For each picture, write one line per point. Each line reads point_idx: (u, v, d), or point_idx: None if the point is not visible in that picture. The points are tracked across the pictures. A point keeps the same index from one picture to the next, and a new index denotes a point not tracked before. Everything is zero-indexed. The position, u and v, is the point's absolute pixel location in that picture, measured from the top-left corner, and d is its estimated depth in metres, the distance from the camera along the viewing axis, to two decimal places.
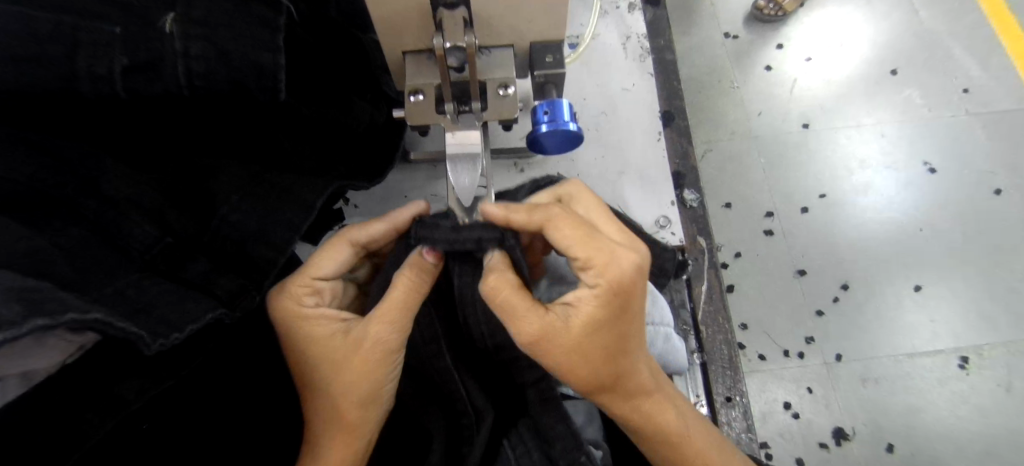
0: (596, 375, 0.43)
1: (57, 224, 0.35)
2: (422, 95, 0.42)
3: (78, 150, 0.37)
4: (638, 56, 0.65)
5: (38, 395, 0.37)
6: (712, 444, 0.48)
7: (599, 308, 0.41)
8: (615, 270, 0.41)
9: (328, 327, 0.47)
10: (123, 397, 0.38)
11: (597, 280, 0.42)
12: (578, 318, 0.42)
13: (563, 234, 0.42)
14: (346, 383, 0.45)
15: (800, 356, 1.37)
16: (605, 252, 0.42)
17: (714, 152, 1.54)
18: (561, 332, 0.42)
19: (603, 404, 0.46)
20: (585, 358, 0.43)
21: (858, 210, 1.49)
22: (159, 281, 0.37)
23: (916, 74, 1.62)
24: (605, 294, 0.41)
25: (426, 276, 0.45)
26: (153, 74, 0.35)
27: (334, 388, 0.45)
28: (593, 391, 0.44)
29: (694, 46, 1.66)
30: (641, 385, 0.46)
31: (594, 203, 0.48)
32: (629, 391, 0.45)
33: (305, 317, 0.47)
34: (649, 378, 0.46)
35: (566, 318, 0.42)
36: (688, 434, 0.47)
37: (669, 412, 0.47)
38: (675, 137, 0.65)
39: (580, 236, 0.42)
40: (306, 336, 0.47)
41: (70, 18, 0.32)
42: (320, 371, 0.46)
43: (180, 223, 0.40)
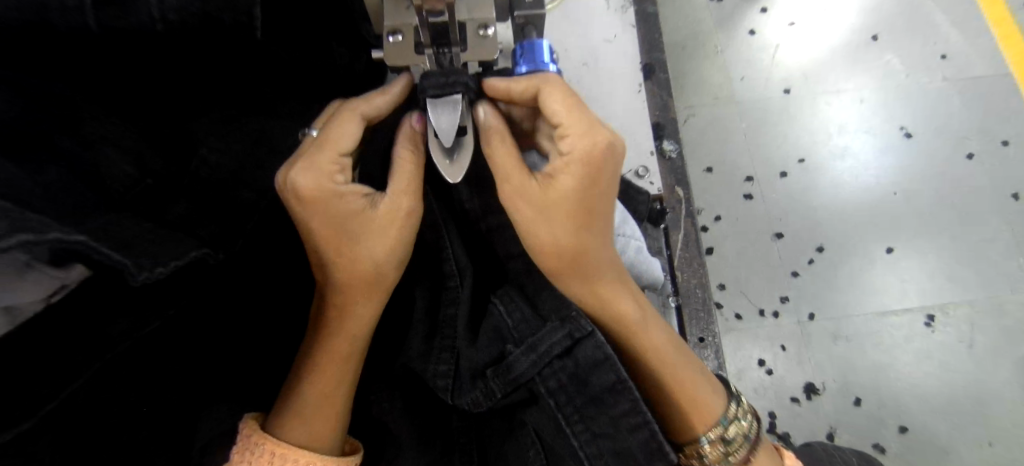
0: (560, 247, 0.46)
1: (33, 159, 0.34)
2: (401, 36, 0.42)
3: (51, 86, 0.35)
4: (620, 8, 0.65)
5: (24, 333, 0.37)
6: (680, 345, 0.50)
7: (568, 178, 0.44)
8: (588, 144, 0.43)
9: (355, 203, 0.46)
10: (112, 334, 0.38)
11: (570, 150, 0.43)
12: (548, 186, 0.45)
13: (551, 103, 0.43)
14: (381, 257, 0.47)
15: (775, 315, 1.42)
16: (583, 126, 0.43)
17: (696, 117, 1.56)
18: (530, 194, 0.44)
19: (562, 280, 0.48)
20: (548, 223, 0.45)
21: (836, 174, 1.52)
22: (139, 219, 0.37)
23: (897, 39, 1.63)
24: (576, 166, 0.44)
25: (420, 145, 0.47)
26: (124, 8, 0.32)
27: (369, 260, 0.47)
28: (553, 263, 0.47)
29: (679, 10, 1.65)
30: (602, 267, 0.48)
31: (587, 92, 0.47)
32: (590, 268, 0.47)
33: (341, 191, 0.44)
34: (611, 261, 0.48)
35: (537, 186, 0.45)
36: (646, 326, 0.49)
37: (627, 299, 0.49)
38: (656, 89, 0.66)
39: (565, 106, 0.43)
40: (339, 208, 0.45)
41: None
42: (359, 242, 0.46)
43: (159, 166, 0.40)
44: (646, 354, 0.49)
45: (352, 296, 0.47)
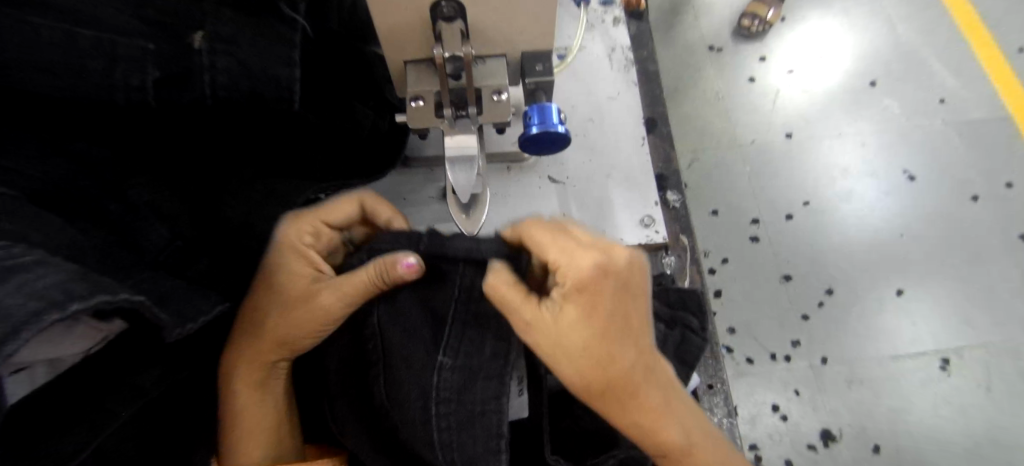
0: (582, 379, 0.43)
1: (83, 223, 0.37)
2: (422, 101, 0.45)
3: (103, 156, 0.39)
4: (622, 67, 0.70)
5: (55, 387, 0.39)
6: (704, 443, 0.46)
7: (573, 307, 0.42)
8: (579, 269, 0.43)
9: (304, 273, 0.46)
10: (141, 385, 0.41)
11: (563, 280, 0.43)
12: (560, 316, 0.43)
13: (538, 240, 0.45)
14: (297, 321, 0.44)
15: (787, 359, 1.41)
16: (567, 253, 0.44)
17: (700, 161, 1.60)
18: (544, 327, 0.43)
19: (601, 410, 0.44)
20: (569, 356, 0.43)
21: (842, 217, 1.54)
22: (172, 277, 0.39)
23: (894, 86, 1.68)
24: (575, 293, 0.43)
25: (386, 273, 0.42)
26: (182, 85, 0.36)
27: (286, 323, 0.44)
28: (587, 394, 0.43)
29: (680, 60, 1.72)
30: (637, 392, 0.43)
31: (563, 226, 0.46)
32: (623, 396, 0.43)
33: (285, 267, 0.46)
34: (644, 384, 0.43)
35: (550, 316, 0.43)
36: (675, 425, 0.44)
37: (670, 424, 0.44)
38: (659, 142, 0.69)
39: (549, 240, 0.44)
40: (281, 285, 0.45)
41: (111, 34, 0.33)
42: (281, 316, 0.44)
43: (191, 229, 0.43)
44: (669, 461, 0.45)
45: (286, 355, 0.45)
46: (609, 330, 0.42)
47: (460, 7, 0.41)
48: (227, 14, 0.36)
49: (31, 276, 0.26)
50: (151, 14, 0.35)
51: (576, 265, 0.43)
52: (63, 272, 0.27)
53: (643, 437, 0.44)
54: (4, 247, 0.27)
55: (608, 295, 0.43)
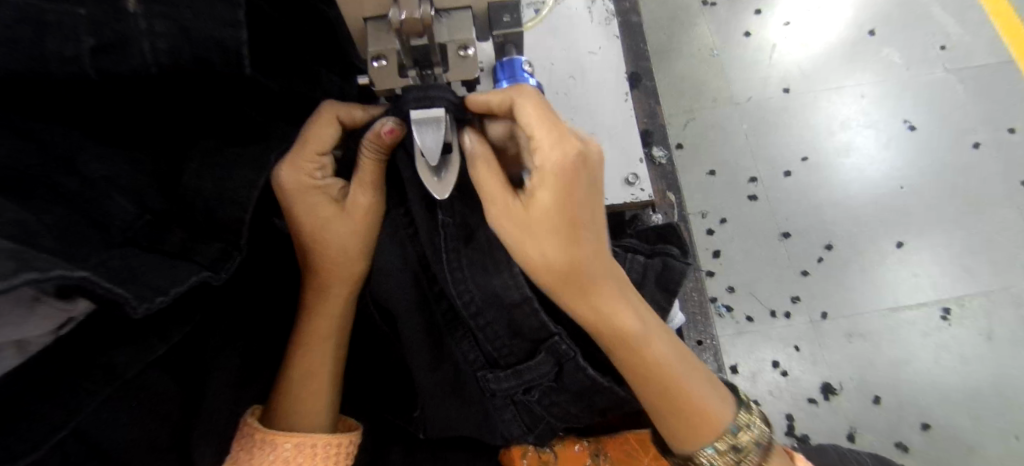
0: (547, 258, 0.47)
1: (37, 201, 0.35)
2: (384, 60, 0.43)
3: (54, 129, 0.38)
4: (603, 20, 0.67)
5: (28, 368, 0.38)
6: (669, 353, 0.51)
7: (546, 192, 0.45)
8: (560, 153, 0.44)
9: (324, 197, 0.50)
10: (118, 363, 0.40)
11: (542, 166, 0.45)
12: (530, 205, 0.46)
13: (526, 112, 0.44)
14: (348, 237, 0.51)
15: (787, 316, 1.41)
16: (554, 134, 0.45)
17: (695, 121, 1.56)
18: (515, 215, 0.46)
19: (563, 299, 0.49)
20: (536, 241, 0.47)
21: (842, 171, 1.51)
22: (142, 253, 0.38)
23: (894, 33, 1.63)
24: (551, 177, 0.45)
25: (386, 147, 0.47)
26: (119, 54, 0.34)
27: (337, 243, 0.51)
28: (548, 279, 0.48)
29: (673, 16, 1.66)
30: (599, 280, 0.48)
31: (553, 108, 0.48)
32: (585, 282, 0.48)
33: (311, 191, 0.49)
34: (603, 273, 0.48)
35: (521, 206, 0.47)
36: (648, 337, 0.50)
37: (630, 315, 0.49)
38: (643, 97, 0.67)
39: (537, 115, 0.44)
40: (308, 206, 0.50)
41: (36, 1, 0.31)
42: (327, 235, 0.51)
43: (157, 202, 0.41)
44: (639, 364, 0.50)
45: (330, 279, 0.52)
46: (578, 215, 0.47)
47: None
48: None
49: None
50: None
51: (551, 157, 0.45)
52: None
53: (604, 328, 0.49)
54: None
55: (583, 188, 0.46)
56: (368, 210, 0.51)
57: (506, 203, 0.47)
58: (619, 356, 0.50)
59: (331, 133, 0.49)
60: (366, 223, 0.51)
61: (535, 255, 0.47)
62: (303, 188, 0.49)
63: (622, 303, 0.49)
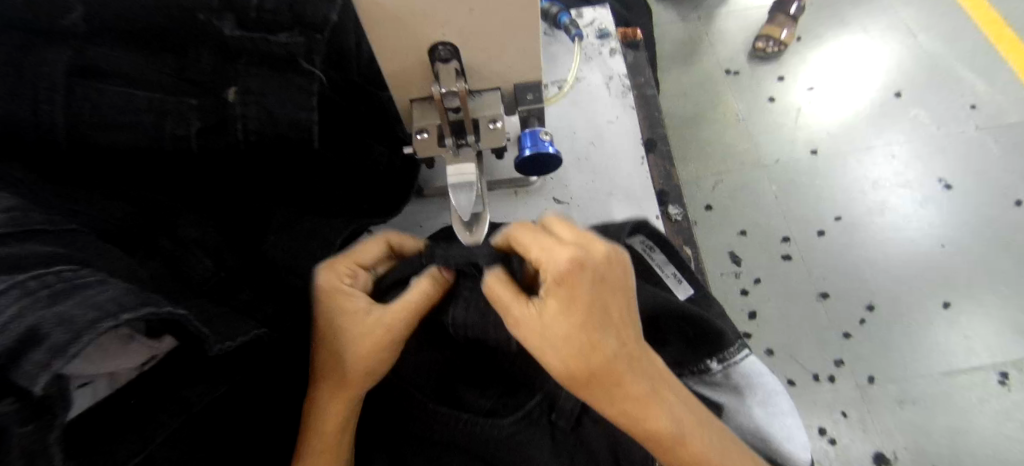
0: (567, 365, 0.44)
1: (139, 254, 0.42)
2: (427, 133, 0.51)
3: (156, 199, 0.45)
4: (620, 93, 0.74)
5: (115, 397, 0.44)
6: (709, 449, 0.46)
7: (555, 301, 0.44)
8: (556, 264, 0.44)
9: (354, 303, 0.49)
10: (188, 398, 0.44)
11: (546, 275, 0.45)
12: (543, 309, 0.45)
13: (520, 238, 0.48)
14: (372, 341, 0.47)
15: (831, 380, 1.36)
16: (547, 250, 0.46)
17: (724, 183, 1.60)
18: (531, 321, 0.45)
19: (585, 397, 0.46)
20: (553, 348, 0.44)
21: (879, 229, 1.51)
22: (216, 303, 0.44)
23: (921, 94, 1.66)
24: (554, 286, 0.44)
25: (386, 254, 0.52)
26: (219, 132, 0.42)
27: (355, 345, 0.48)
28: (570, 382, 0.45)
29: (697, 84, 1.74)
30: (619, 377, 0.44)
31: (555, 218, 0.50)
32: (605, 382, 0.44)
33: (341, 295, 0.49)
34: (628, 371, 0.44)
35: (534, 311, 0.45)
36: (679, 433, 0.45)
37: (658, 412, 0.45)
38: (659, 160, 0.73)
39: (530, 238, 0.47)
40: (341, 310, 0.49)
41: (160, 94, 0.40)
42: (344, 338, 0.48)
43: (233, 261, 0.48)
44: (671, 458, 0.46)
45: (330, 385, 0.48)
46: (593, 314, 0.44)
47: (455, 48, 0.47)
48: (254, 71, 0.41)
49: (93, 292, 0.30)
50: (195, 76, 0.40)
51: (553, 262, 0.45)
52: (112, 293, 0.31)
53: (626, 423, 0.45)
54: (73, 270, 0.32)
55: (597, 292, 0.45)
56: (389, 329, 0.47)
57: (522, 309, 0.45)
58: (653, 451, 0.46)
59: (377, 251, 0.52)
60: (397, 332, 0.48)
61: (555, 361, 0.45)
62: (332, 294, 0.49)
63: (651, 396, 0.45)
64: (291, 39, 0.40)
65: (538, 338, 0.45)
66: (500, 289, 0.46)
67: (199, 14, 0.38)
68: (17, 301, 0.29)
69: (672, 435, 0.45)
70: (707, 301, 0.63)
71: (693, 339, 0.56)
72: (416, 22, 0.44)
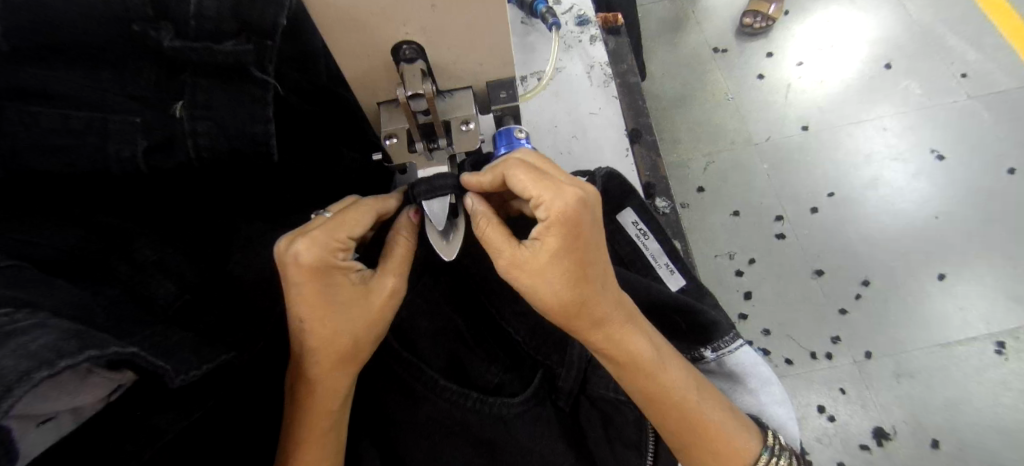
0: (558, 299, 0.46)
1: (94, 283, 0.40)
2: (396, 138, 0.48)
3: (109, 222, 0.42)
4: (602, 83, 0.72)
5: (81, 433, 0.41)
6: (689, 380, 0.49)
7: (554, 239, 0.45)
8: (562, 204, 0.44)
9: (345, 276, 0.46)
10: (160, 425, 0.42)
11: (548, 215, 0.44)
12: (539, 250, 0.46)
13: (519, 180, 0.45)
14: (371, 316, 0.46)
15: (828, 357, 1.35)
16: (553, 188, 0.44)
17: (715, 164, 1.57)
18: (524, 262, 0.46)
19: (574, 331, 0.48)
20: (546, 284, 0.46)
21: (873, 204, 1.49)
22: (180, 328, 0.42)
23: (911, 65, 1.64)
24: (556, 227, 0.45)
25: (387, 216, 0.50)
26: (169, 150, 0.39)
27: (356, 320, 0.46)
28: (559, 316, 0.47)
29: (685, 63, 1.71)
30: (608, 310, 0.47)
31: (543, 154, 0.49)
32: (597, 315, 0.47)
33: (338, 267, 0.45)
34: (614, 306, 0.47)
35: (529, 252, 0.46)
36: (660, 359, 0.48)
37: (639, 338, 0.48)
38: (644, 151, 0.70)
39: (533, 178, 0.45)
40: (336, 284, 0.45)
41: (100, 114, 0.37)
42: (339, 315, 0.45)
43: (197, 282, 0.46)
44: (658, 392, 0.48)
45: (326, 367, 0.45)
46: (586, 253, 0.46)
47: (420, 48, 0.44)
48: (203, 83, 0.38)
49: (26, 339, 0.28)
50: (138, 92, 0.38)
51: (553, 206, 0.44)
52: (48, 339, 0.28)
53: (613, 354, 0.48)
54: (7, 315, 0.29)
55: (590, 233, 0.46)
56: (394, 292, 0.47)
57: (514, 252, 0.46)
58: (633, 385, 0.48)
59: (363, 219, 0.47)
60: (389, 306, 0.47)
61: (547, 295, 0.46)
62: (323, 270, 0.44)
63: (634, 329, 0.48)
64: (239, 47, 0.38)
65: (531, 278, 0.46)
66: (490, 231, 0.47)
67: (134, 24, 0.36)
68: None
69: (653, 362, 0.48)
70: (701, 292, 0.61)
71: (684, 332, 0.55)
72: (375, 23, 0.41)
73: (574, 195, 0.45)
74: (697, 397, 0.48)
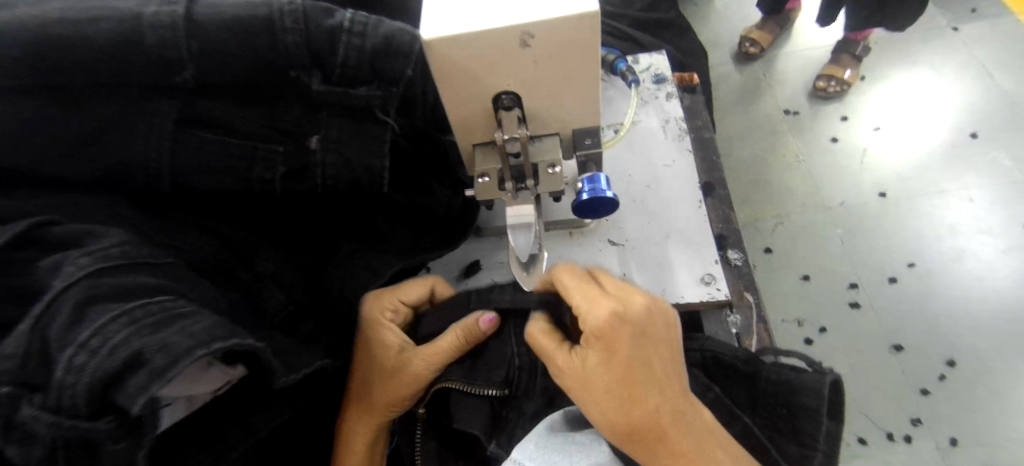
0: (608, 415, 0.45)
1: (223, 287, 0.47)
2: (488, 177, 0.53)
3: (240, 233, 0.49)
4: (677, 136, 0.75)
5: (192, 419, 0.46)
6: None
7: (594, 353, 0.45)
8: (594, 317, 0.45)
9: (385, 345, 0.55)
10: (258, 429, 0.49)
11: (595, 327, 0.45)
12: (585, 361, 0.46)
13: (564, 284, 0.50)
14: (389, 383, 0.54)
15: (907, 440, 1.25)
16: (589, 300, 0.47)
17: (784, 226, 1.54)
18: (575, 373, 0.46)
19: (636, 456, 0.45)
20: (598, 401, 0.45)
21: (959, 279, 1.40)
22: (284, 335, 0.48)
23: (1000, 136, 1.57)
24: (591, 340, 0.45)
25: (473, 338, 0.52)
26: (300, 177, 0.47)
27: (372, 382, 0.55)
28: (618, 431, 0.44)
29: (755, 124, 1.71)
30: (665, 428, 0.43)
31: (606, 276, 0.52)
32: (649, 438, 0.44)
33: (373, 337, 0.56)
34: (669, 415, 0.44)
35: (578, 363, 0.46)
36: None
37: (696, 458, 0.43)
38: (717, 204, 0.72)
39: (576, 285, 0.49)
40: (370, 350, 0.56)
41: (251, 142, 0.44)
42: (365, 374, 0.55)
43: (302, 295, 0.52)
44: None
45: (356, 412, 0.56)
46: (635, 371, 0.44)
47: (518, 97, 0.49)
48: (336, 121, 0.45)
49: (190, 322, 0.33)
50: (284, 125, 0.44)
51: (596, 313, 0.45)
52: (207, 323, 0.34)
53: None
54: (166, 301, 0.34)
55: (652, 333, 0.46)
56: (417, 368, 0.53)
57: (566, 358, 0.47)
58: None
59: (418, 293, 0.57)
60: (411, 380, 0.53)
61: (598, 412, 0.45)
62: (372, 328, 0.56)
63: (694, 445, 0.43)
64: (369, 92, 0.43)
65: (575, 382, 0.46)
66: (544, 340, 0.49)
67: (290, 71, 0.41)
68: (122, 328, 0.31)
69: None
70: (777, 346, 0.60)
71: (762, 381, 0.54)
72: (483, 74, 0.46)
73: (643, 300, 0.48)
74: None
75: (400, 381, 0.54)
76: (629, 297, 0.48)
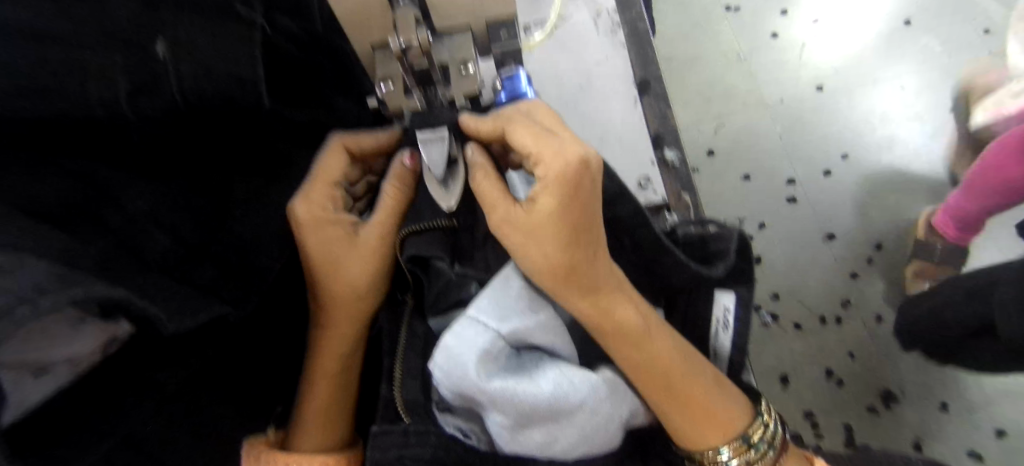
0: (548, 262, 0.45)
1: (84, 231, 0.39)
2: (391, 83, 0.45)
3: (96, 168, 0.41)
4: (609, 30, 0.68)
5: (81, 385, 0.40)
6: (701, 387, 0.50)
7: (548, 198, 0.45)
8: (561, 164, 0.44)
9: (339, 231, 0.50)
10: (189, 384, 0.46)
11: (545, 174, 0.44)
12: (532, 210, 0.45)
13: (518, 139, 0.45)
14: (356, 268, 0.52)
15: (837, 321, 1.33)
16: (552, 149, 0.44)
17: (726, 127, 1.52)
18: (519, 221, 0.45)
19: (562, 299, 0.47)
20: (538, 244, 0.45)
21: (888, 167, 1.45)
22: (173, 281, 0.42)
23: (932, 20, 1.56)
24: (553, 185, 0.44)
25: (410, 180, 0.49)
26: (153, 92, 0.38)
27: (343, 274, 0.52)
28: (551, 280, 0.46)
29: (696, 22, 1.64)
30: (598, 281, 0.47)
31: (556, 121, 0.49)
32: (585, 286, 0.46)
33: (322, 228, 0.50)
34: (604, 274, 0.47)
35: (523, 212, 0.45)
36: (648, 333, 0.49)
37: (628, 307, 0.48)
38: (654, 102, 0.66)
39: (530, 139, 0.45)
40: (319, 243, 0.51)
41: (78, 53, 0.35)
42: (336, 268, 0.51)
43: (191, 235, 0.45)
44: (652, 368, 0.49)
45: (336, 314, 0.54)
46: (579, 221, 0.45)
47: None
48: (185, 21, 0.38)
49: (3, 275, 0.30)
50: (113, 27, 0.36)
51: (552, 167, 0.44)
52: (28, 281, 0.31)
53: (604, 326, 0.48)
54: None
55: (585, 192, 0.44)
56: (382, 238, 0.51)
57: (509, 209, 0.45)
58: (621, 353, 0.49)
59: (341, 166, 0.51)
60: (377, 254, 0.52)
61: (535, 255, 0.45)
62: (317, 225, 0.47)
63: (625, 299, 0.49)
64: None
65: (520, 235, 0.45)
66: (486, 187, 0.46)
67: None
68: None
69: (642, 334, 0.48)
70: None
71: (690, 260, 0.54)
72: None
73: (575, 156, 0.44)
74: (681, 366, 0.49)
75: (367, 258, 0.51)
76: (562, 148, 0.45)
